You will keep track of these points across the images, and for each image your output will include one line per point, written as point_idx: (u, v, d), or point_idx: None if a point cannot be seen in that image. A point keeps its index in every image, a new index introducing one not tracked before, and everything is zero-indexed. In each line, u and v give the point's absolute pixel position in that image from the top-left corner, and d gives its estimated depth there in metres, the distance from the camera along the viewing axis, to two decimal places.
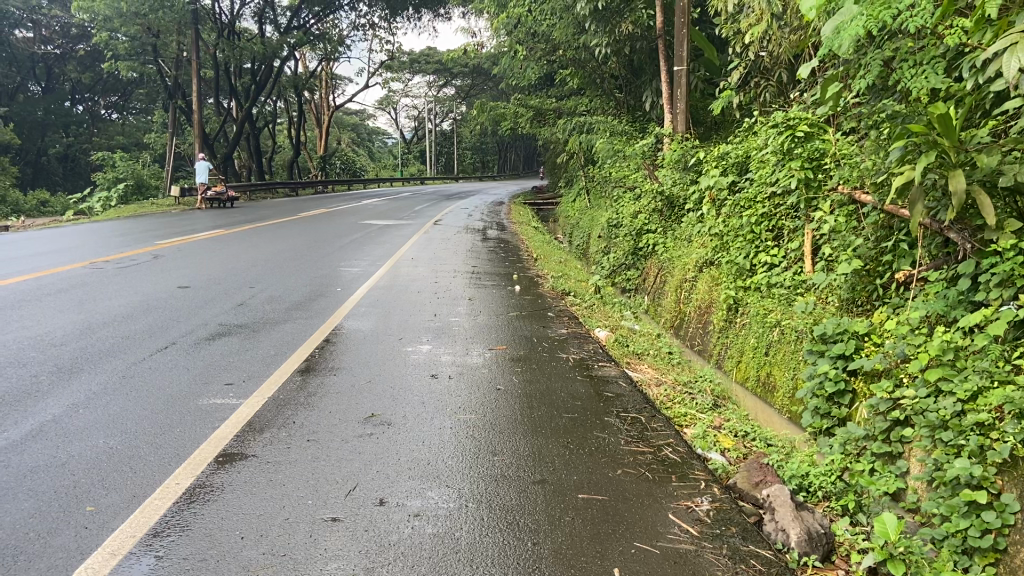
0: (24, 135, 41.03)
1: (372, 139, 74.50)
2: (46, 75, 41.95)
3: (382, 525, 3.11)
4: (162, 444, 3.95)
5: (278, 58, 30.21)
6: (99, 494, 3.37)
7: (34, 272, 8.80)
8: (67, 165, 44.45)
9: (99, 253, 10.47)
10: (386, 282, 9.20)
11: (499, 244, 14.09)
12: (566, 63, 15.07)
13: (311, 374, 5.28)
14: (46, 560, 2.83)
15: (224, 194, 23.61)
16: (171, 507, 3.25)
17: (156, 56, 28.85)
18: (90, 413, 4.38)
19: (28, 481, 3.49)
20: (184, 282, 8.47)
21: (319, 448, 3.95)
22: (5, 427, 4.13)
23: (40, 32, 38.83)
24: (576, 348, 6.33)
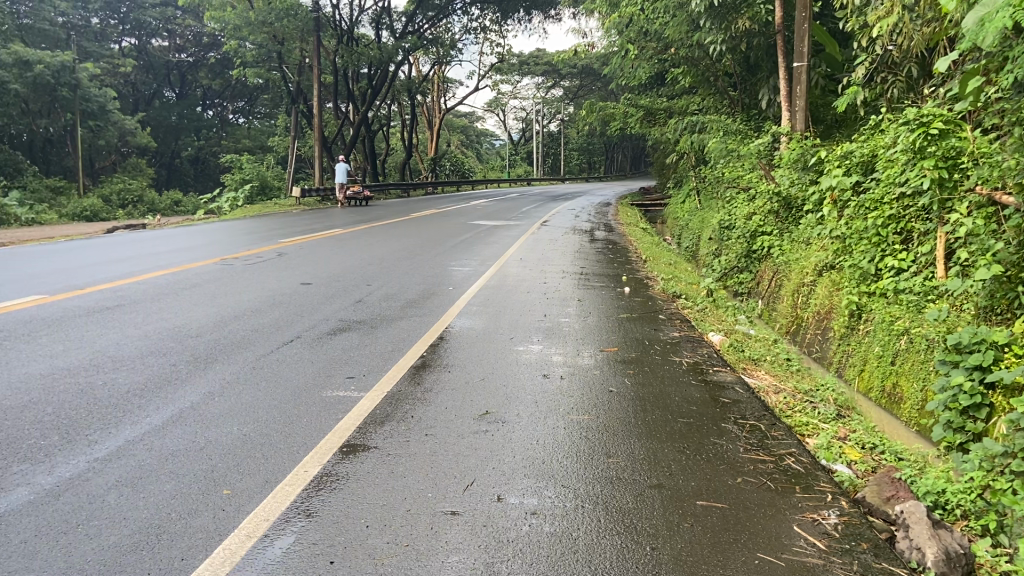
0: (159, 138, 43.96)
1: (481, 141, 75.70)
2: (180, 82, 44.89)
3: (499, 522, 3.14)
4: (290, 433, 4.14)
5: (393, 62, 31.04)
6: (234, 479, 3.56)
7: (170, 268, 9.37)
8: (198, 168, 47.05)
9: (227, 251, 11.03)
10: (495, 281, 9.30)
11: (608, 244, 14.07)
12: (679, 61, 14.84)
13: (425, 370, 5.41)
14: (187, 540, 3.01)
15: (361, 193, 25.81)
16: (300, 494, 3.40)
17: (280, 62, 30.24)
18: (225, 401, 4.64)
19: (168, 464, 3.73)
20: (306, 279, 8.83)
21: (435, 442, 4.03)
22: (150, 412, 4.44)
23: (174, 40, 41.84)
24: (689, 351, 6.22)
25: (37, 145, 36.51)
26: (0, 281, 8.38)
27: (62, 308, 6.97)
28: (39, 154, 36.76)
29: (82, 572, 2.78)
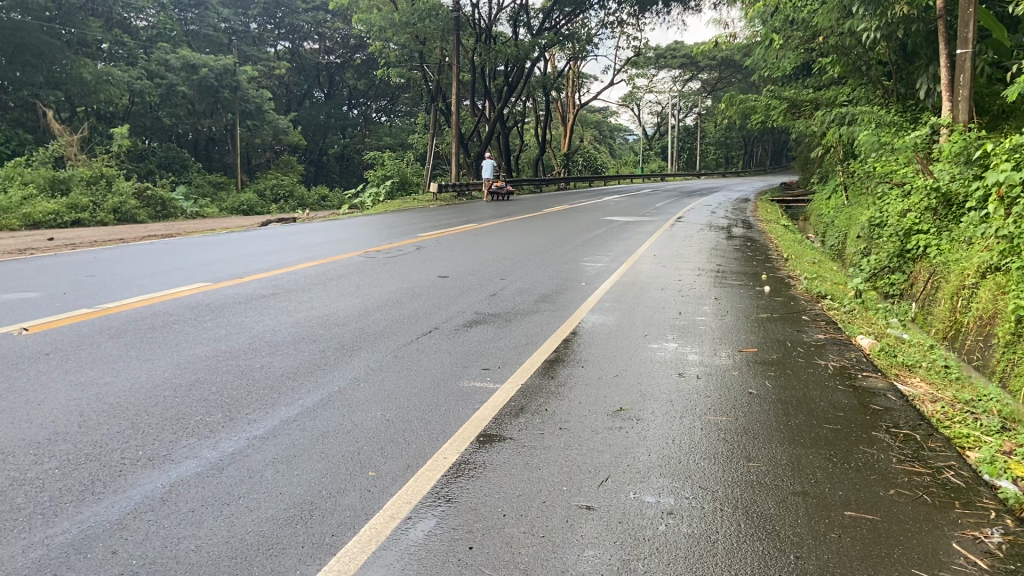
0: (308, 136, 46.42)
1: (614, 136, 75.11)
2: (329, 83, 47.23)
3: (635, 519, 3.13)
4: (430, 420, 4.28)
5: (530, 59, 31.35)
6: (378, 462, 3.72)
7: (318, 260, 9.88)
8: (343, 164, 49.32)
9: (369, 245, 11.51)
10: (628, 278, 9.22)
11: (746, 241, 13.65)
12: (827, 50, 14.18)
13: (559, 364, 5.45)
14: (337, 517, 3.18)
15: (504, 188, 26.70)
16: (440, 479, 3.52)
17: (422, 61, 31.23)
18: (370, 387, 4.86)
19: (319, 444, 3.95)
20: (444, 273, 9.07)
21: (570, 436, 4.06)
22: (301, 394, 4.71)
23: (324, 43, 44.12)
24: (836, 355, 5.94)
25: (201, 144, 39.52)
26: (170, 270, 9.12)
27: (223, 295, 7.50)
28: (203, 153, 39.73)
29: (243, 541, 2.99)
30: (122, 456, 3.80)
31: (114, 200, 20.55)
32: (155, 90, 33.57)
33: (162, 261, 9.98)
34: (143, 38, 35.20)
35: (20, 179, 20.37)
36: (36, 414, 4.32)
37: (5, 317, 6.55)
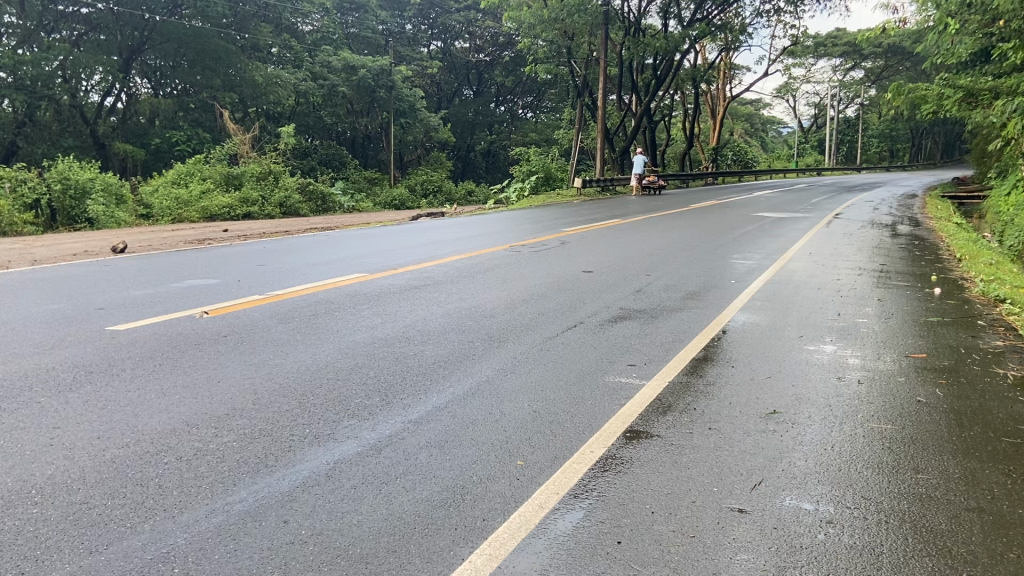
0: (457, 133, 47.76)
1: (767, 129, 72.26)
2: (478, 80, 48.38)
3: (791, 526, 3.02)
4: (577, 413, 4.31)
5: (680, 51, 30.69)
6: (527, 451, 3.79)
7: (467, 253, 10.14)
8: (489, 160, 50.38)
9: (515, 239, 11.70)
10: (781, 276, 8.85)
11: (912, 240, 12.77)
12: (1012, 33, 12.96)
13: (707, 363, 5.33)
14: (487, 502, 3.27)
15: (656, 184, 26.48)
16: (588, 473, 3.53)
17: (570, 57, 31.32)
18: (517, 378, 4.96)
19: (470, 431, 4.08)
20: (589, 268, 9.08)
21: (720, 437, 3.96)
22: (451, 382, 4.87)
23: (474, 42, 45.18)
24: (1017, 364, 5.45)
25: (358, 142, 41.58)
26: (331, 261, 9.67)
27: (378, 285, 7.87)
28: (359, 149, 41.86)
29: (401, 519, 3.14)
30: (292, 433, 4.08)
31: (280, 195, 22.02)
32: (318, 90, 35.83)
33: (323, 252, 10.59)
34: (308, 42, 37.84)
35: (200, 175, 22.23)
36: (217, 390, 4.73)
37: (187, 302, 7.16)
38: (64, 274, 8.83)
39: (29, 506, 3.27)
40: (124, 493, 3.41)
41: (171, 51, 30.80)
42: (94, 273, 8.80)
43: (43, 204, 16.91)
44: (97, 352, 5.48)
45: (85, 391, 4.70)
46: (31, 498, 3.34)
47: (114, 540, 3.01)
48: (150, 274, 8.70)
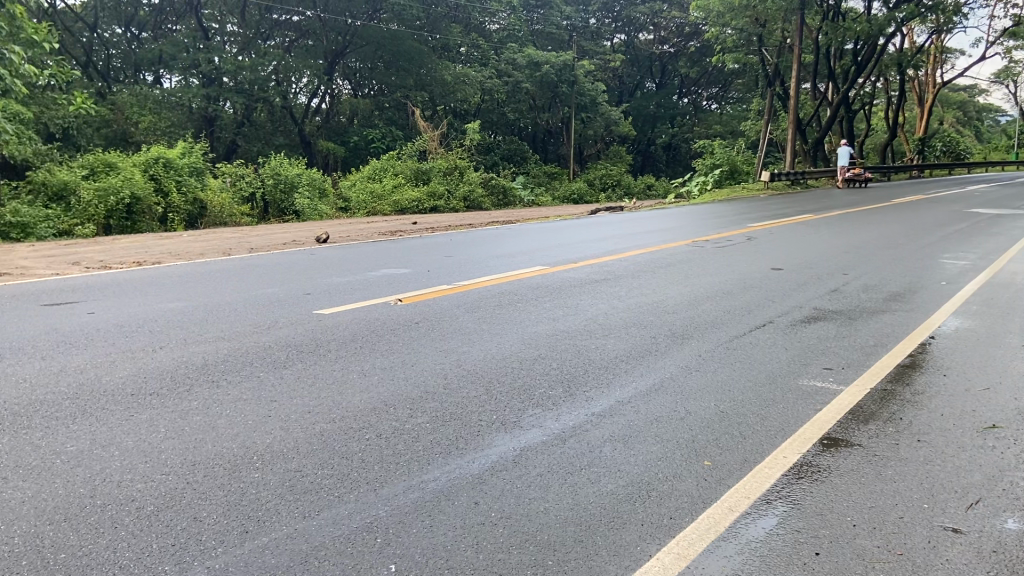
0: (638, 126, 47.28)
1: (983, 118, 65.41)
2: (661, 72, 47.62)
3: (1015, 552, 2.74)
4: (768, 417, 4.13)
5: (884, 35, 28.51)
6: (715, 452, 3.70)
7: (648, 248, 10.02)
8: (670, 153, 49.42)
9: (700, 234, 11.41)
10: (998, 279, 8.01)
11: None
12: None
13: (914, 371, 4.93)
14: (675, 501, 3.23)
15: (863, 175, 25.55)
16: (781, 478, 3.39)
17: (760, 45, 30.01)
18: (702, 376, 4.84)
19: (654, 427, 4.03)
20: (778, 265, 8.68)
21: (930, 450, 3.66)
22: (634, 377, 4.84)
23: (659, 33, 44.51)
24: None
25: (539, 137, 42.32)
26: (514, 253, 9.89)
27: (559, 278, 7.96)
28: (539, 144, 42.58)
29: (587, 510, 3.16)
30: (480, 418, 4.23)
31: (464, 189, 22.86)
32: (503, 87, 36.79)
33: (506, 245, 10.86)
34: (495, 40, 38.93)
35: (392, 170, 23.53)
36: (411, 373, 4.99)
37: (382, 290, 7.61)
38: (274, 261, 9.66)
39: (252, 470, 3.62)
40: (332, 464, 3.69)
41: (370, 54, 32.87)
42: (300, 261, 9.55)
43: (257, 197, 18.59)
44: (306, 333, 5.96)
45: (297, 367, 5.13)
46: (254, 463, 3.70)
47: (323, 508, 3.27)
48: (349, 263, 9.33)
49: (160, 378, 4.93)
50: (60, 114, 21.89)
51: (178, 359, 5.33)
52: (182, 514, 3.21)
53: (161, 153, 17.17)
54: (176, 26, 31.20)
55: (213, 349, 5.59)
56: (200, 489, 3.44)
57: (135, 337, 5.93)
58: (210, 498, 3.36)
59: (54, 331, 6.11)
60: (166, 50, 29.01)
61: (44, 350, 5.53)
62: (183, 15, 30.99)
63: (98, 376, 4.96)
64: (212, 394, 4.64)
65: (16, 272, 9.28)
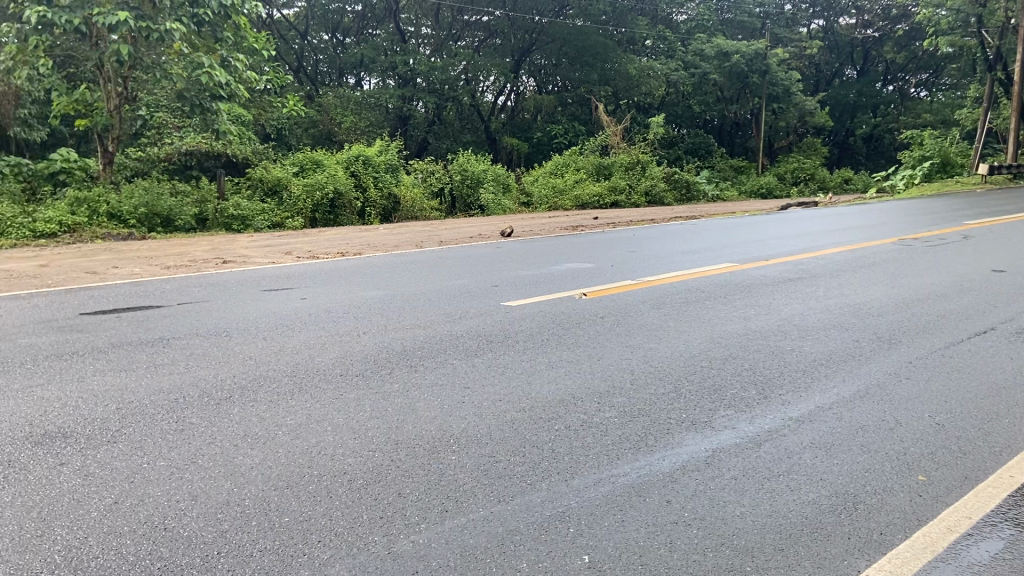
0: (835, 117, 44.56)
1: None
2: (863, 58, 44.60)
3: None
4: (992, 432, 3.76)
5: None
6: (930, 466, 3.42)
7: (848, 246, 9.40)
8: (872, 146, 45.82)
9: (907, 232, 10.56)
10: None
11: None
12: None
13: None
14: (885, 515, 3.03)
15: None
16: (1008, 499, 3.10)
17: (979, 26, 27.28)
18: (913, 384, 4.49)
19: (860, 436, 3.79)
20: (1001, 267, 7.84)
21: None
22: (836, 383, 4.57)
23: (863, 17, 41.83)
24: None
25: (726, 129, 40.99)
26: (700, 249, 9.65)
27: (750, 276, 7.66)
28: (727, 136, 41.33)
29: (788, 518, 3.03)
30: (670, 416, 4.16)
31: (646, 183, 22.65)
32: (690, 79, 36.05)
33: (693, 240, 10.62)
34: (683, 30, 38.51)
35: (574, 165, 23.71)
36: (599, 367, 5.01)
37: (568, 284, 7.69)
38: (462, 254, 10.05)
39: (450, 452, 3.79)
40: (522, 452, 3.78)
41: (556, 50, 33.34)
42: (488, 254, 9.86)
43: (446, 192, 19.42)
44: (495, 323, 6.14)
45: (487, 357, 5.30)
46: (450, 446, 3.87)
47: (516, 494, 3.36)
48: (534, 256, 9.51)
49: (364, 361, 5.28)
50: (275, 116, 23.96)
51: (379, 344, 5.68)
52: (388, 489, 3.43)
53: (360, 151, 18.41)
54: (376, 30, 33.13)
55: (409, 336, 5.90)
56: (403, 466, 3.65)
57: (340, 322, 6.39)
58: (412, 475, 3.56)
59: (271, 314, 6.69)
60: (367, 53, 31.00)
61: (265, 331, 6.09)
62: (383, 20, 32.87)
63: (310, 356, 5.39)
64: (410, 378, 4.90)
65: (239, 261, 10.29)
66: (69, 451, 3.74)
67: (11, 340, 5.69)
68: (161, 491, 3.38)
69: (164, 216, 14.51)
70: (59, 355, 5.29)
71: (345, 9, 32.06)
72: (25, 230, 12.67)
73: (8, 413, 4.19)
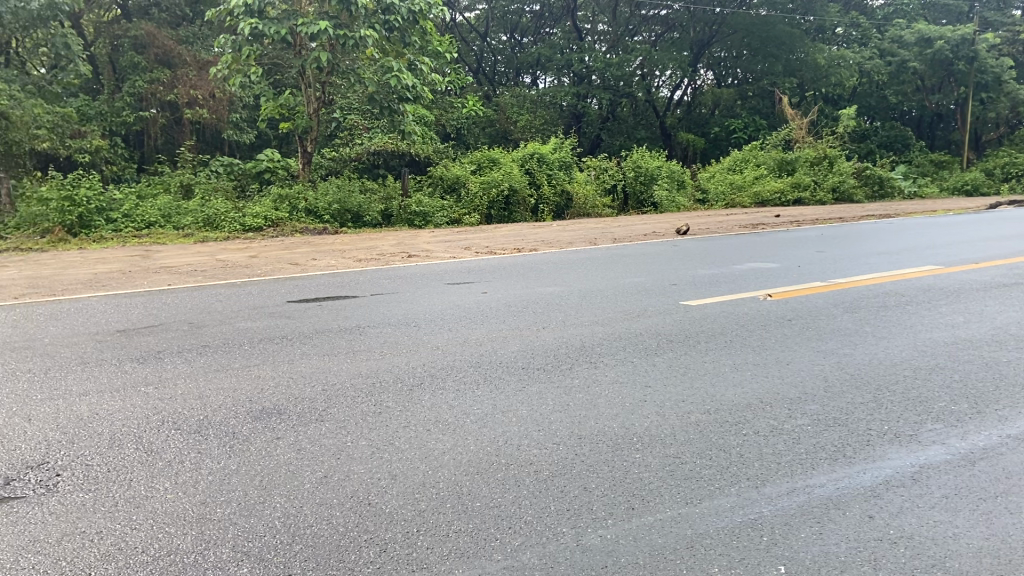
0: None
1: None
2: None
3: None
4: None
5: None
6: None
7: None
8: None
9: None
10: None
11: None
12: None
13: None
14: None
15: None
16: None
17: None
18: None
19: None
20: None
21: None
22: None
23: None
24: None
25: (925, 121, 37.95)
26: (895, 250, 9.00)
27: (955, 280, 7.07)
28: (926, 129, 38.27)
29: (1010, 546, 2.80)
30: (868, 426, 3.93)
31: (834, 179, 21.52)
32: (885, 68, 33.71)
33: (886, 241, 9.92)
34: (879, 17, 36.30)
35: (755, 160, 22.84)
36: (789, 371, 4.82)
37: (751, 284, 7.42)
38: (636, 251, 9.94)
39: (635, 450, 3.78)
40: (710, 455, 3.70)
41: (738, 42, 32.29)
42: (665, 252, 9.70)
43: (619, 189, 19.35)
44: (677, 323, 6.05)
45: (668, 356, 5.23)
46: (634, 444, 3.86)
47: (705, 497, 3.30)
48: (713, 255, 9.24)
49: (545, 355, 5.37)
50: (456, 115, 24.90)
51: (559, 339, 5.76)
52: (574, 483, 3.47)
53: (536, 149, 18.74)
54: (553, 29, 33.51)
55: (588, 332, 5.93)
56: (588, 461, 3.69)
57: (521, 316, 6.54)
58: (598, 470, 3.59)
59: (456, 307, 6.98)
60: (544, 52, 31.51)
61: (450, 323, 6.36)
62: (560, 19, 33.21)
63: (494, 348, 5.57)
64: (591, 374, 4.94)
65: (422, 254, 10.78)
66: (284, 426, 4.09)
67: (231, 323, 6.30)
68: (363, 468, 3.63)
69: (353, 212, 15.48)
70: (271, 339, 5.79)
71: (524, 10, 32.70)
72: (237, 223, 14.01)
73: (232, 389, 4.65)
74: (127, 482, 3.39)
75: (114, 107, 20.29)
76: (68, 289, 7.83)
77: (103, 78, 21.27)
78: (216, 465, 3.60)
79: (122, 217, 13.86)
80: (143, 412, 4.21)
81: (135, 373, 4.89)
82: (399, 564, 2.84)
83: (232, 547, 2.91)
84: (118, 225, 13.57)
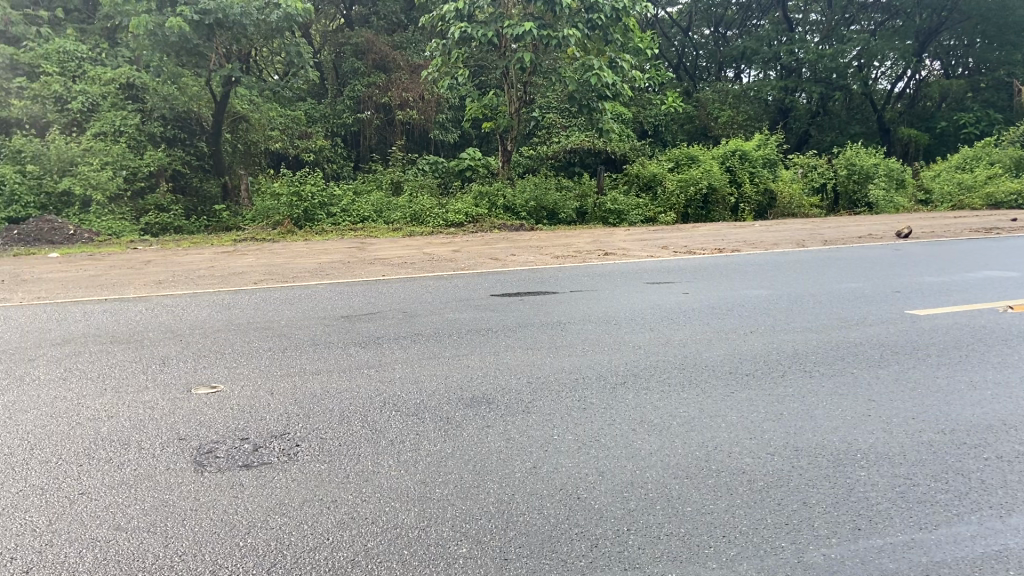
0: None
1: None
2: None
3: None
4: None
5: None
6: None
7: None
8: None
9: None
10: None
11: None
12: None
13: None
14: None
15: None
16: None
17: None
18: None
19: None
20: None
21: None
22: None
23: None
24: None
25: None
26: None
27: None
28: None
29: None
30: None
31: None
32: None
33: None
34: None
35: (988, 158, 20.68)
36: None
37: (988, 295, 6.69)
38: (849, 255, 9.29)
39: (858, 467, 3.53)
40: (946, 478, 3.38)
41: (970, 28, 29.36)
42: (882, 257, 8.98)
43: (829, 188, 18.23)
44: (901, 333, 5.59)
45: (894, 369, 4.83)
46: (858, 460, 3.61)
47: (943, 524, 3.01)
48: (940, 261, 8.43)
49: (755, 360, 5.15)
50: (655, 112, 24.62)
51: (768, 344, 5.51)
52: (792, 496, 3.29)
53: (738, 146, 18.12)
54: (760, 21, 32.19)
55: (801, 339, 5.62)
56: (807, 475, 3.48)
57: (726, 319, 6.32)
58: (820, 486, 3.38)
59: (657, 306, 6.89)
60: (750, 46, 30.37)
61: (653, 322, 6.29)
62: (768, 10, 31.85)
63: (699, 351, 5.42)
64: (806, 383, 4.67)
65: (620, 253, 10.77)
66: (493, 416, 4.22)
67: (442, 313, 6.61)
68: (572, 462, 3.66)
69: (550, 209, 15.72)
70: (478, 330, 6.02)
71: (730, 2, 31.69)
72: (441, 219, 14.71)
73: (444, 376, 4.87)
74: (355, 456, 3.64)
75: (336, 109, 21.95)
76: (298, 277, 8.58)
77: (328, 83, 23.09)
78: (433, 447, 3.78)
79: (341, 211, 14.98)
80: (367, 393, 4.51)
81: (359, 356, 5.26)
82: (611, 561, 2.82)
83: (451, 527, 3.04)
84: (338, 218, 14.69)
